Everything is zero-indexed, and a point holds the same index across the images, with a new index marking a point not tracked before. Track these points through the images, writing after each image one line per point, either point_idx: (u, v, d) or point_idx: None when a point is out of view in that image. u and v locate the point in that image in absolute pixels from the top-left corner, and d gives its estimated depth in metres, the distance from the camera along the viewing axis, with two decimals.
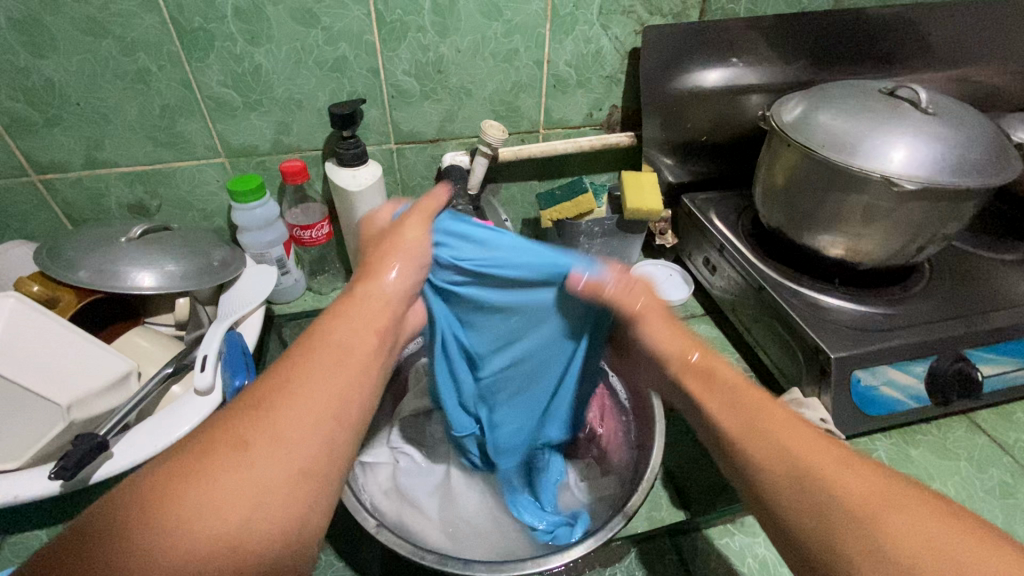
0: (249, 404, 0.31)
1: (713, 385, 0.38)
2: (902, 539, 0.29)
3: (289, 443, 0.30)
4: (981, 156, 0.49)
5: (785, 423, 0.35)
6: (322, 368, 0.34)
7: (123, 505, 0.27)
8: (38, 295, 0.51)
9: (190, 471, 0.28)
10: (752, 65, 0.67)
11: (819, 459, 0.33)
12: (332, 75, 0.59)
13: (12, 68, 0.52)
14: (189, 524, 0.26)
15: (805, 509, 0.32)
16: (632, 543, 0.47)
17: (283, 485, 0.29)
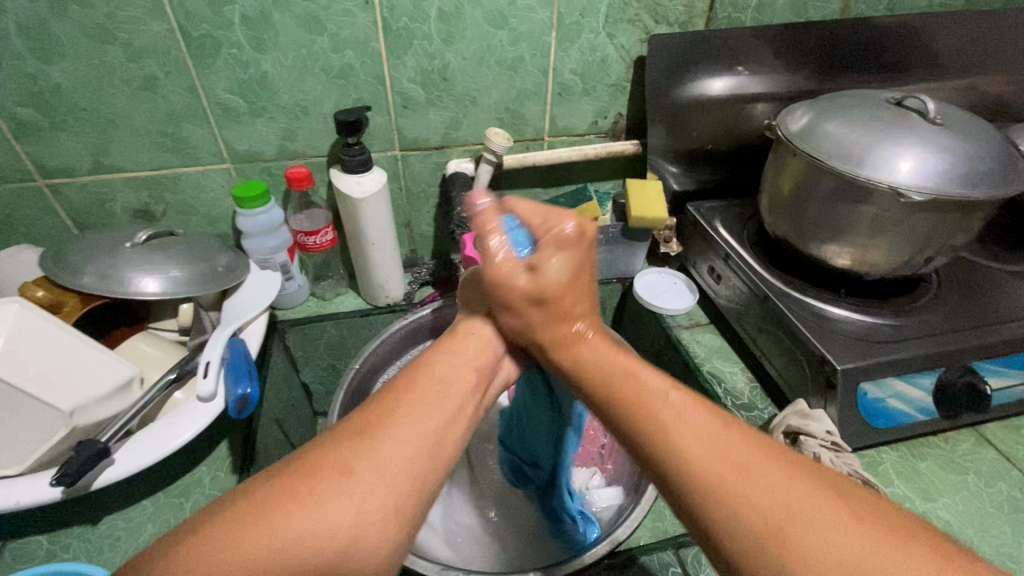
0: (354, 432, 0.32)
1: (649, 409, 0.35)
2: (819, 549, 0.27)
3: (387, 477, 0.31)
4: (991, 168, 0.48)
5: (686, 424, 0.33)
6: (420, 405, 0.35)
7: (228, 513, 0.28)
8: (43, 300, 0.51)
9: (292, 494, 0.28)
10: (758, 74, 0.67)
11: (727, 468, 0.31)
12: (337, 82, 0.59)
13: (21, 74, 0.53)
14: (285, 554, 0.27)
15: (731, 530, 0.29)
16: (637, 553, 0.46)
17: (375, 523, 0.29)
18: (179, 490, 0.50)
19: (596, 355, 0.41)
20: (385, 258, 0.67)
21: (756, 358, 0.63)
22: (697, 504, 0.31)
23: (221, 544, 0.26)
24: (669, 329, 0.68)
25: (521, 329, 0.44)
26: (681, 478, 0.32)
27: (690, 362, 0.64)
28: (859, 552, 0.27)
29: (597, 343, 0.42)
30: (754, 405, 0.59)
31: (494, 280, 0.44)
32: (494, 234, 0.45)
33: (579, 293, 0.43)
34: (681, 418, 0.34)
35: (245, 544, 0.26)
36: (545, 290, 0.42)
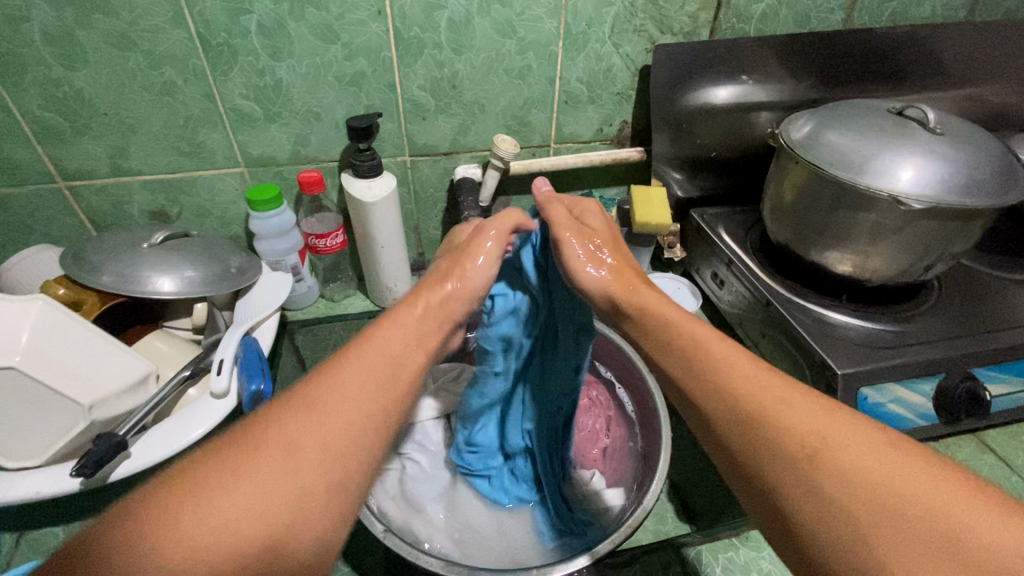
0: (299, 406, 0.32)
1: (705, 369, 0.36)
2: (858, 474, 0.29)
3: (333, 453, 0.31)
4: (990, 176, 0.49)
5: (731, 363, 0.36)
6: (367, 379, 0.34)
7: (170, 488, 0.27)
8: (65, 298, 0.53)
9: (235, 470, 0.28)
10: (762, 83, 0.69)
11: (769, 399, 0.33)
12: (349, 89, 0.61)
13: (45, 79, 0.55)
14: (227, 531, 0.26)
15: (766, 457, 0.31)
16: (641, 552, 0.47)
17: (322, 496, 0.29)
18: None
19: (655, 300, 0.42)
20: (394, 261, 0.68)
21: None
22: (737, 431, 0.33)
23: (159, 520, 0.26)
24: None
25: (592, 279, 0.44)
26: (720, 412, 0.34)
27: None
28: (894, 477, 0.28)
29: (643, 289, 0.44)
30: None
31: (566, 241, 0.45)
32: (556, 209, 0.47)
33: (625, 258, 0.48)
34: (729, 354, 0.37)
35: (182, 522, 0.26)
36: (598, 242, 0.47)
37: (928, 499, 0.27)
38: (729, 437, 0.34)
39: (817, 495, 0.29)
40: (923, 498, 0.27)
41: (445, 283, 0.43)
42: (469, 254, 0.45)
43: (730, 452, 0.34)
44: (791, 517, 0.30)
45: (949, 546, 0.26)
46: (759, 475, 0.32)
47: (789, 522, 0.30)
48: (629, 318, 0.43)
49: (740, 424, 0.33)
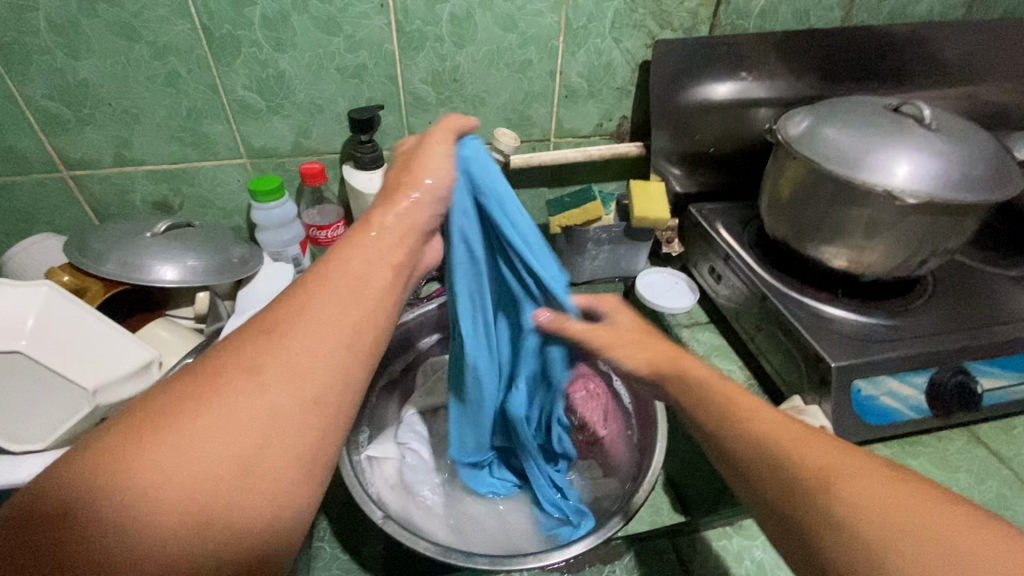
0: (258, 331, 0.31)
1: (719, 403, 0.39)
2: (868, 500, 0.29)
3: (300, 371, 0.29)
4: (984, 173, 0.50)
5: (755, 409, 0.37)
6: (332, 298, 0.33)
7: (134, 421, 0.27)
8: (69, 285, 0.54)
9: (197, 395, 0.27)
10: (761, 80, 0.69)
11: (790, 438, 0.34)
12: (351, 82, 0.61)
13: (50, 69, 0.55)
14: (193, 455, 0.25)
15: (785, 490, 0.32)
16: (636, 538, 0.48)
17: (292, 416, 0.28)
18: None
19: (702, 370, 0.41)
20: None
21: (753, 357, 0.64)
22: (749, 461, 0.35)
23: (118, 449, 0.25)
24: (669, 327, 0.70)
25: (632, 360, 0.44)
26: (740, 448, 0.36)
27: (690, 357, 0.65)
28: (910, 509, 0.28)
29: (689, 358, 0.43)
30: None
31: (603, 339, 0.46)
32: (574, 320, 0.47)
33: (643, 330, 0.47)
34: (752, 402, 0.38)
35: (144, 452, 0.25)
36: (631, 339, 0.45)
37: (942, 531, 0.27)
38: (750, 473, 0.35)
39: (833, 524, 0.29)
40: (936, 530, 0.27)
41: (408, 194, 0.41)
42: (419, 166, 0.42)
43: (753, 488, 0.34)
44: (812, 549, 0.30)
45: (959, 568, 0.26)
46: (780, 510, 0.32)
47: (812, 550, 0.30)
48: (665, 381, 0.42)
49: (752, 453, 0.35)
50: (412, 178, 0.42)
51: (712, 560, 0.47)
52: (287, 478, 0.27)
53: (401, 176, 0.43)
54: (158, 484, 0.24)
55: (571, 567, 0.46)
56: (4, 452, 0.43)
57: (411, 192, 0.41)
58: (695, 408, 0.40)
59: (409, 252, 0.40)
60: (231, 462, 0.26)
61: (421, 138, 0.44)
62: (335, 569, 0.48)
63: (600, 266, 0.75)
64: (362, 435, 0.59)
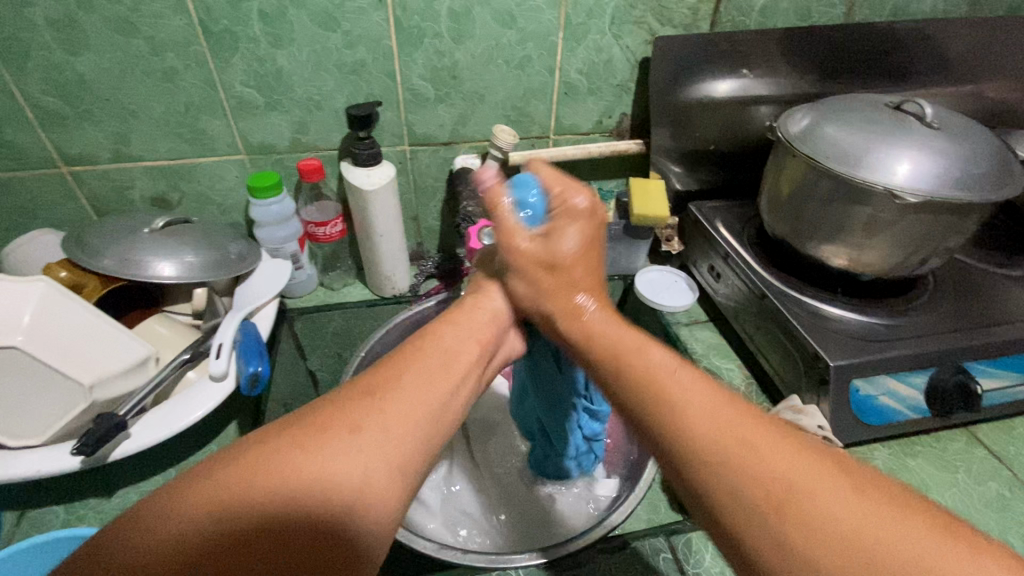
0: (359, 393, 0.34)
1: (661, 391, 0.35)
2: (827, 519, 0.27)
3: (394, 437, 0.32)
4: (986, 172, 0.49)
5: (695, 404, 0.33)
6: (424, 371, 0.37)
7: (242, 459, 0.28)
8: (65, 280, 0.54)
9: (303, 442, 0.29)
10: (762, 77, 0.69)
11: (730, 444, 0.31)
12: (349, 78, 0.61)
13: (48, 64, 0.55)
14: (294, 501, 0.27)
15: (737, 510, 0.29)
16: (632, 540, 0.47)
17: (383, 476, 0.30)
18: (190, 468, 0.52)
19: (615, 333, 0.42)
20: (392, 249, 0.69)
21: (753, 356, 0.64)
22: (699, 471, 0.31)
23: (232, 483, 0.27)
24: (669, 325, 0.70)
25: (533, 300, 0.47)
26: (686, 457, 0.32)
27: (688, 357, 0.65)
28: (869, 530, 0.26)
29: (604, 317, 0.43)
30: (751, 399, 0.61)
31: (511, 253, 0.47)
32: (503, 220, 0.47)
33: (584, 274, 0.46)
34: (687, 395, 0.34)
35: (250, 489, 0.27)
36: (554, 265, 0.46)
37: (917, 548, 0.25)
38: (696, 482, 0.31)
39: (789, 554, 0.26)
40: (899, 547, 0.25)
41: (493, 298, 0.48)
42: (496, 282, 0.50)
43: (699, 496, 0.31)
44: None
45: None
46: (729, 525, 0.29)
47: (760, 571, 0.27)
48: (575, 343, 0.44)
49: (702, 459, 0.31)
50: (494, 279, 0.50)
51: (706, 561, 0.47)
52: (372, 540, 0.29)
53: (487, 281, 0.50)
54: (262, 528, 0.26)
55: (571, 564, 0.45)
56: (7, 445, 0.45)
57: (496, 289, 0.49)
58: (640, 396, 0.36)
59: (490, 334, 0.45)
60: (323, 515, 0.27)
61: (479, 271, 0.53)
62: None
63: None
64: None
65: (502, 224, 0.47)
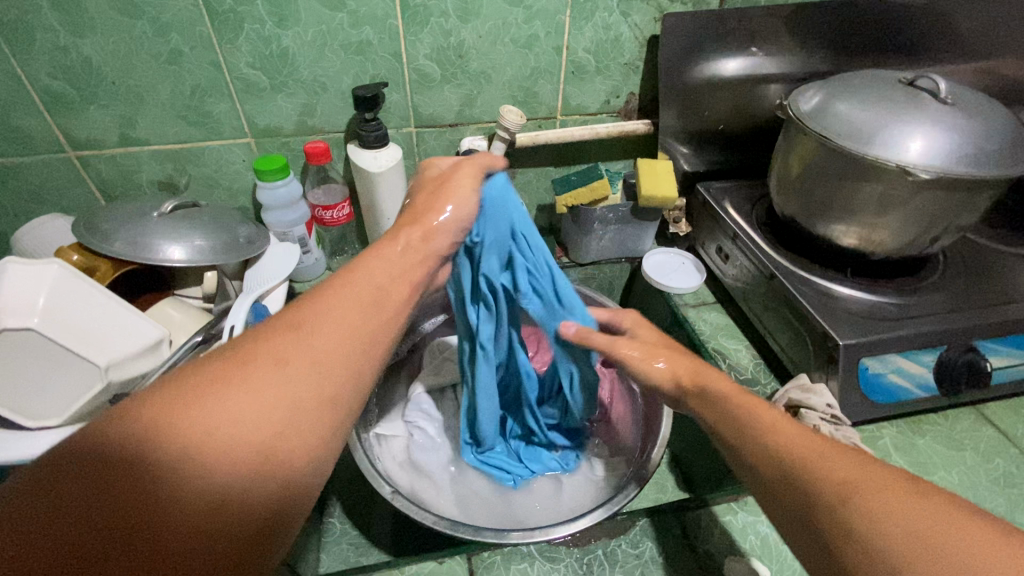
0: (284, 325, 0.32)
1: (741, 413, 0.39)
2: (892, 515, 0.28)
3: (325, 368, 0.31)
4: (999, 146, 0.49)
5: (774, 426, 0.37)
6: (354, 303, 0.35)
7: (156, 402, 0.26)
8: (78, 264, 0.54)
9: (225, 377, 0.28)
10: (772, 55, 0.68)
11: (810, 451, 0.34)
12: (355, 59, 0.60)
13: (53, 47, 0.55)
14: (227, 436, 0.26)
15: (803, 503, 0.32)
16: (641, 515, 0.48)
17: (313, 410, 0.29)
18: None
19: (722, 385, 0.42)
20: None
21: (761, 336, 0.64)
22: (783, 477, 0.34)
23: (148, 425, 0.25)
24: (676, 306, 0.70)
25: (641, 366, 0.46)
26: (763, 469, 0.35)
27: (696, 339, 0.65)
28: (934, 523, 0.27)
29: (710, 373, 0.43)
30: (757, 379, 0.61)
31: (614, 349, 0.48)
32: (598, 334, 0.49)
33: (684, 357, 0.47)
34: (774, 417, 0.38)
35: (165, 433, 0.25)
36: (660, 348, 0.48)
37: (983, 548, 0.25)
38: (774, 481, 0.34)
39: (851, 543, 0.29)
40: (963, 542, 0.26)
41: (437, 215, 0.43)
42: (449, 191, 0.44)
43: (775, 497, 0.34)
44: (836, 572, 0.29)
45: None
46: (796, 519, 0.32)
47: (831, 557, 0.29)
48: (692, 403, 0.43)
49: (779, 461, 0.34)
50: (435, 203, 0.43)
51: (715, 536, 0.47)
52: (310, 459, 0.29)
53: (433, 195, 0.44)
54: (183, 470, 0.24)
55: (576, 541, 0.47)
56: (25, 429, 0.44)
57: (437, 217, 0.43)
58: (721, 429, 0.40)
59: (425, 267, 0.41)
60: (257, 444, 0.27)
61: (432, 190, 0.45)
62: (345, 545, 0.48)
63: (606, 246, 0.75)
64: (372, 414, 0.59)
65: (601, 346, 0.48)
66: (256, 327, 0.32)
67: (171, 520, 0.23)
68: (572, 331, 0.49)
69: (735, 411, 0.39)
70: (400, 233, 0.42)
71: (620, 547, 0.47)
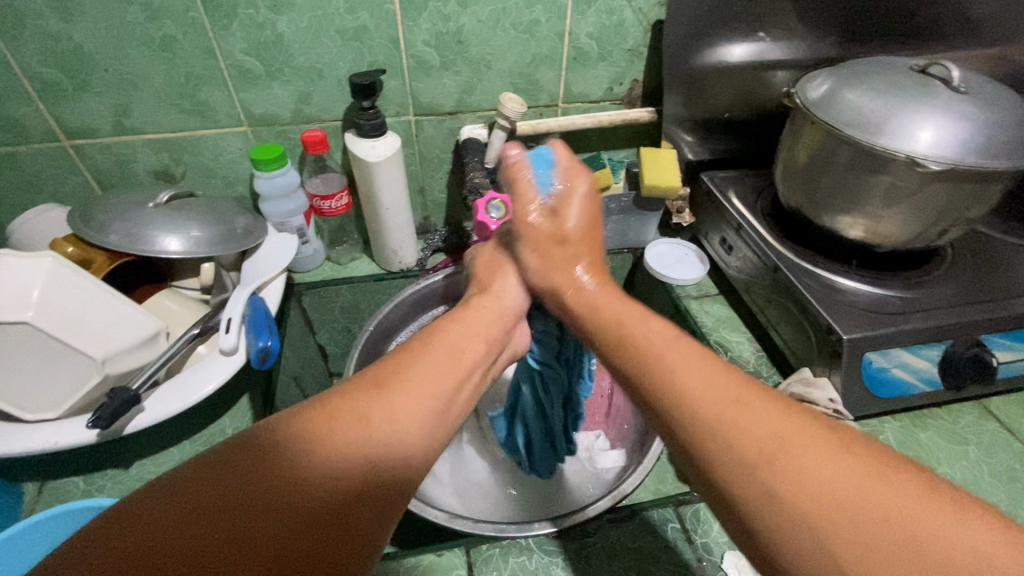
0: (400, 369, 0.36)
1: (649, 348, 0.37)
2: (811, 477, 0.27)
3: (402, 427, 0.32)
4: (1013, 137, 0.47)
5: (686, 363, 0.35)
6: (430, 368, 0.37)
7: (250, 449, 0.28)
8: (73, 256, 0.54)
9: (313, 432, 0.30)
10: (780, 40, 0.66)
11: (727, 402, 0.31)
12: (352, 45, 0.59)
13: (44, 34, 0.54)
14: (339, 459, 0.29)
15: (727, 459, 0.29)
16: (640, 509, 0.48)
17: (388, 469, 0.31)
18: (204, 440, 0.54)
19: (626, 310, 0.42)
20: (400, 222, 0.68)
21: (763, 328, 0.64)
22: (695, 427, 0.32)
23: (238, 476, 0.27)
24: (678, 298, 0.69)
25: (543, 273, 0.49)
26: (676, 415, 0.33)
27: (698, 332, 0.65)
28: (849, 481, 0.27)
29: (603, 292, 0.45)
30: (759, 372, 0.61)
31: (528, 232, 0.50)
32: (526, 185, 0.49)
33: (588, 257, 0.48)
34: (694, 363, 0.35)
35: (252, 482, 0.27)
36: (565, 243, 0.49)
37: (892, 503, 0.25)
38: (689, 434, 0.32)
39: (774, 503, 0.27)
40: (879, 501, 0.26)
41: (507, 284, 0.51)
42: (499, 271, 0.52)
43: (704, 470, 0.31)
44: (766, 546, 0.27)
45: (907, 550, 0.24)
46: (717, 477, 0.30)
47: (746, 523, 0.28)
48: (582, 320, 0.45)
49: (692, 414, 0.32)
50: (501, 277, 0.51)
51: (714, 530, 0.47)
52: (396, 508, 0.31)
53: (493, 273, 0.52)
54: (267, 519, 0.26)
55: (576, 534, 0.46)
56: (24, 420, 0.46)
57: (506, 284, 0.50)
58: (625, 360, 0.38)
59: (498, 331, 0.45)
60: (359, 474, 0.29)
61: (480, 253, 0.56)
62: None
63: (609, 237, 0.75)
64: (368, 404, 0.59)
65: (520, 192, 0.49)
66: (342, 382, 0.34)
67: (279, 526, 0.26)
68: (515, 156, 0.50)
69: (647, 359, 0.37)
70: (473, 303, 0.47)
71: (618, 539, 0.46)
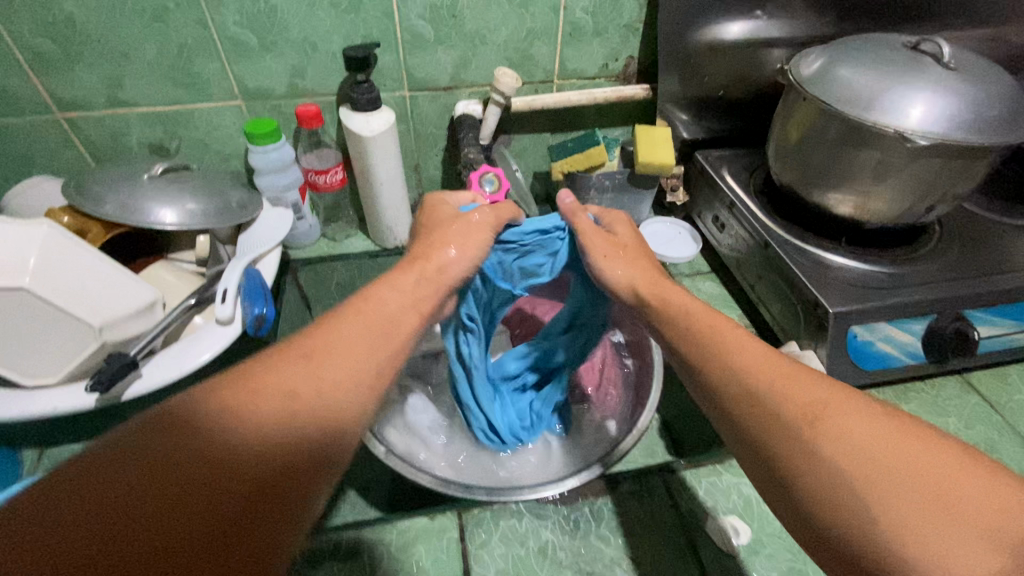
0: (327, 338, 0.36)
1: (711, 331, 0.40)
2: (858, 441, 0.30)
3: (330, 398, 0.33)
4: (1000, 113, 0.48)
5: (739, 343, 0.38)
6: (359, 334, 0.37)
7: (171, 426, 0.28)
8: (70, 226, 0.54)
9: (237, 405, 0.30)
10: (776, 18, 0.66)
11: (777, 373, 0.35)
12: (346, 17, 0.59)
13: (34, 2, 0.53)
14: (261, 431, 0.29)
15: (775, 430, 0.33)
16: (630, 476, 0.49)
17: (314, 439, 0.31)
18: None
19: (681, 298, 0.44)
20: (395, 198, 0.68)
21: (753, 305, 0.65)
22: (743, 395, 0.35)
23: (163, 453, 0.27)
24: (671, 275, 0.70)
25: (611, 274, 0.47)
26: (727, 385, 0.36)
27: None
28: (890, 444, 0.30)
29: (671, 287, 0.46)
30: None
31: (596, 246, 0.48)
32: (585, 219, 0.49)
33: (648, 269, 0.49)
34: (745, 345, 0.38)
35: (176, 460, 0.27)
36: (627, 250, 0.49)
37: (926, 461, 0.29)
38: (738, 404, 0.35)
39: (815, 462, 0.30)
40: (919, 463, 0.29)
41: (446, 248, 0.45)
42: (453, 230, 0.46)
43: (745, 435, 0.34)
44: (800, 500, 0.31)
45: (939, 502, 0.27)
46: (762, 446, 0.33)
47: (784, 479, 0.32)
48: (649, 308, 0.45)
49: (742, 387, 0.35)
50: (448, 237, 0.45)
51: (700, 495, 0.48)
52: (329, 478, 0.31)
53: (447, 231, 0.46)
54: (194, 495, 0.26)
55: (565, 499, 0.48)
56: (22, 386, 0.47)
57: (447, 250, 0.45)
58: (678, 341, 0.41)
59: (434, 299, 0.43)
60: (281, 446, 0.29)
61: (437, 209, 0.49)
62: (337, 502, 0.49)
63: None
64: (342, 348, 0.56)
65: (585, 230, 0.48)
66: (265, 355, 0.34)
67: (217, 502, 0.26)
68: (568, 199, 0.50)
69: (701, 339, 0.39)
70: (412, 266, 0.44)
71: (606, 505, 0.48)
